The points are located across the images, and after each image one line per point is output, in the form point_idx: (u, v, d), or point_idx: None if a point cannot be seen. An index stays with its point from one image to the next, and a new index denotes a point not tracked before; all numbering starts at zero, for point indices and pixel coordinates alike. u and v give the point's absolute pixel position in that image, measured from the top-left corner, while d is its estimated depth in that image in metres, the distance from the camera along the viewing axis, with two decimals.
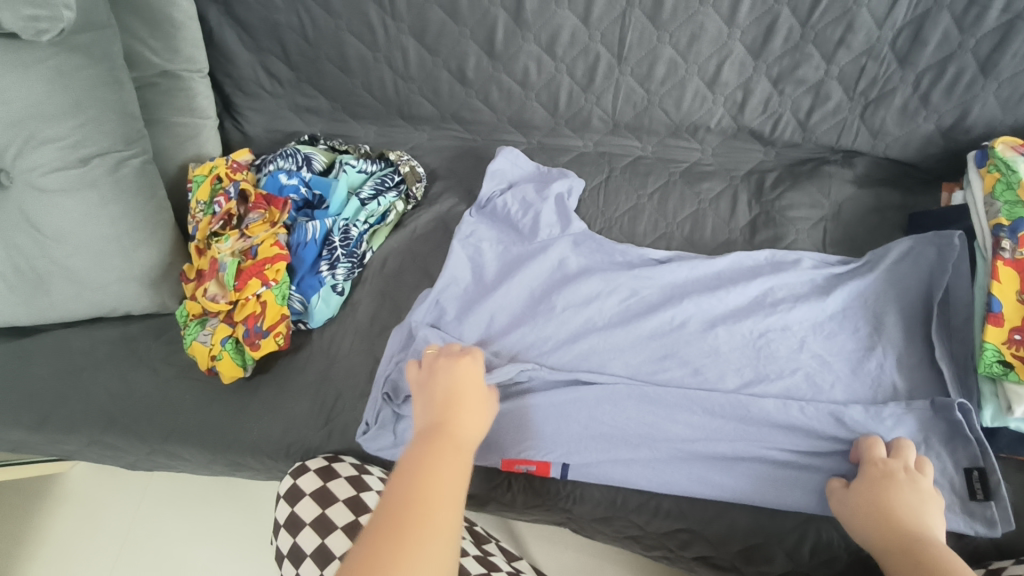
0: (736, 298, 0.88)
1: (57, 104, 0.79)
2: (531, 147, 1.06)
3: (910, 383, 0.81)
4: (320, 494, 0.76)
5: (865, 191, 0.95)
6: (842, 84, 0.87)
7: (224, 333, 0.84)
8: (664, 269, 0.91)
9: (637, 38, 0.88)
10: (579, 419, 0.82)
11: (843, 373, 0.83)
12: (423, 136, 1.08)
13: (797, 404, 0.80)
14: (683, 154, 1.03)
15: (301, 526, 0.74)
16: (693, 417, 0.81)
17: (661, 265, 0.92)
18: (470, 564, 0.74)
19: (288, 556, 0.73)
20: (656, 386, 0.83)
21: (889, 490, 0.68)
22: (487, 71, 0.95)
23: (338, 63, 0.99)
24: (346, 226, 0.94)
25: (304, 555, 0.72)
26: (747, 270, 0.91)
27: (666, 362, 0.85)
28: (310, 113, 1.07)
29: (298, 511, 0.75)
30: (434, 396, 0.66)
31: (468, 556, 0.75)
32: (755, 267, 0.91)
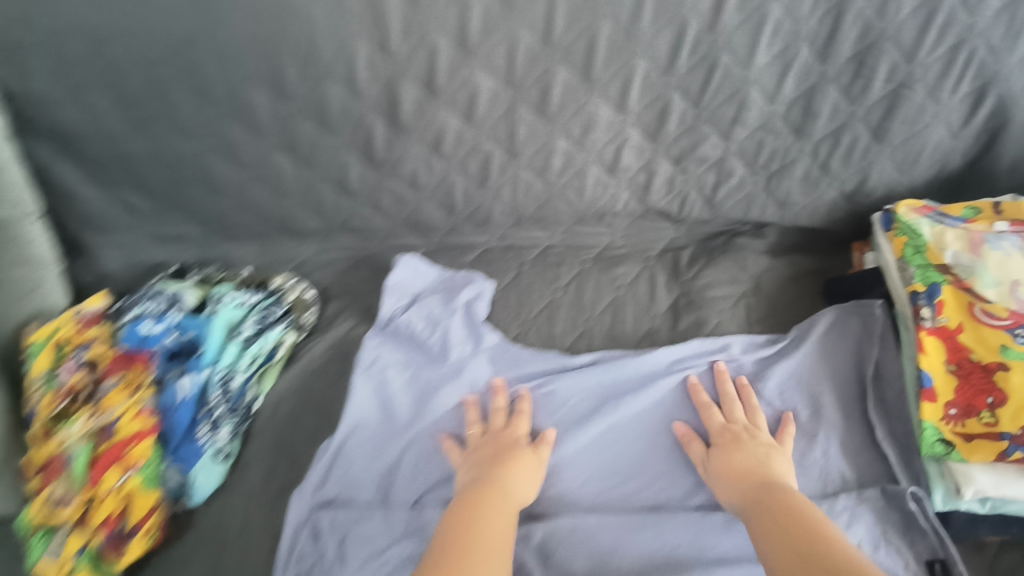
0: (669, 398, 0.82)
1: None
2: (431, 248, 0.96)
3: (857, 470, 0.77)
4: None
5: (779, 261, 0.92)
6: (744, 159, 0.83)
7: (77, 545, 0.68)
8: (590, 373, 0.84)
9: (528, 133, 0.80)
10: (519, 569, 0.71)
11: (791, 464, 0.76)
12: (309, 251, 0.95)
13: None
14: (592, 239, 0.97)
15: None
16: (646, 543, 0.72)
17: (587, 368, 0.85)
18: None
19: None
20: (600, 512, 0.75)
21: (732, 452, 0.73)
22: (373, 180, 0.85)
23: (206, 186, 0.85)
24: (227, 374, 0.81)
25: None
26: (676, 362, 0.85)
27: (614, 479, 0.78)
28: (178, 241, 0.92)
29: None
30: (485, 454, 0.74)
31: None
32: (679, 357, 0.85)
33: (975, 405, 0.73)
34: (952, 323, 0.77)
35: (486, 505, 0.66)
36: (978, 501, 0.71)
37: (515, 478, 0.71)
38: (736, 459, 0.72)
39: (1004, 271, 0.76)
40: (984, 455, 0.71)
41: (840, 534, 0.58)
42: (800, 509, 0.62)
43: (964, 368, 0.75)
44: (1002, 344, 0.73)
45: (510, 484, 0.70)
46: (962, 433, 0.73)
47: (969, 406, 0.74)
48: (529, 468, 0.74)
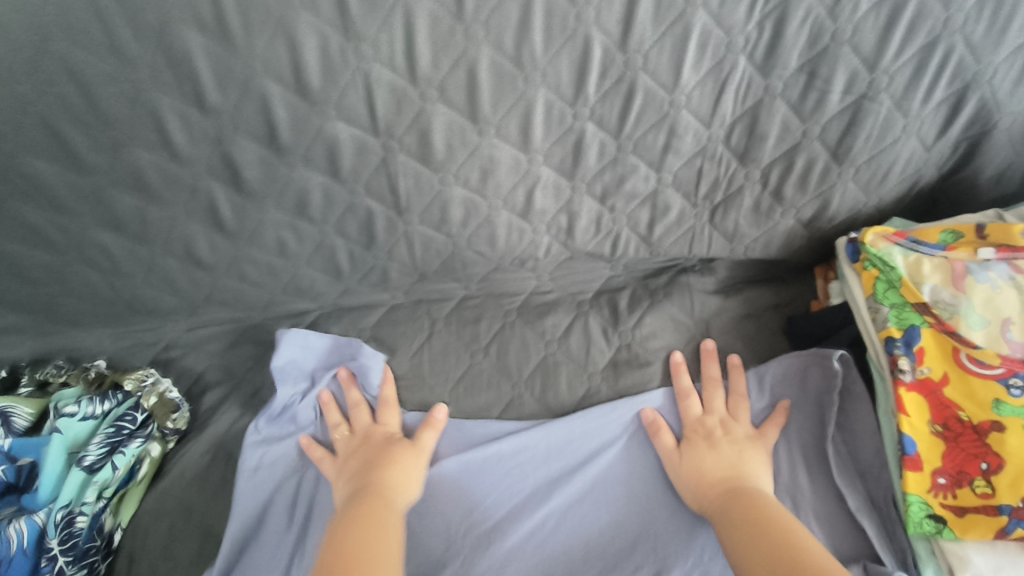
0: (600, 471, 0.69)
1: None
2: (326, 311, 0.81)
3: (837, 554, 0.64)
4: None
5: (733, 299, 0.79)
6: (681, 190, 0.70)
7: None
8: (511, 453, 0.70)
9: (413, 184, 0.65)
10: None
11: None
12: (178, 328, 0.80)
13: None
14: (517, 284, 0.82)
15: None
16: None
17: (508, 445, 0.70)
18: None
19: None
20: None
21: (698, 450, 0.67)
22: (228, 252, 0.70)
23: (13, 274, 0.70)
24: (68, 514, 0.65)
25: None
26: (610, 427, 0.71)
27: None
28: (4, 334, 0.76)
29: None
30: (355, 466, 0.67)
31: None
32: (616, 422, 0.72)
33: (967, 473, 0.61)
34: (934, 373, 0.64)
35: (367, 514, 0.59)
36: None
37: (395, 477, 0.65)
38: (708, 457, 0.65)
39: (991, 309, 0.63)
40: (980, 533, 0.59)
41: (818, 544, 0.52)
42: (773, 517, 0.56)
43: (952, 429, 0.62)
44: (994, 397, 0.61)
45: (388, 488, 0.64)
46: (953, 507, 0.60)
47: (960, 474, 0.61)
48: (409, 461, 0.68)
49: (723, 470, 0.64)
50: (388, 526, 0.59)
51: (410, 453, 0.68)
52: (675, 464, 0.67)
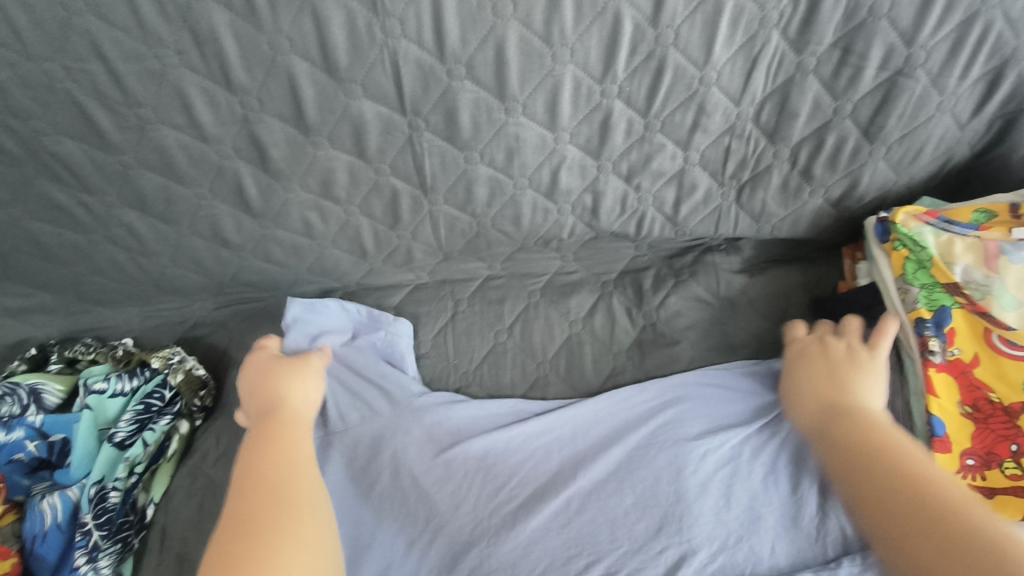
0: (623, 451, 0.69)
1: None
2: (350, 292, 0.82)
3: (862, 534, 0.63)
4: None
5: (759, 278, 0.78)
6: (708, 169, 0.69)
7: None
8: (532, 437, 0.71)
9: (439, 163, 0.65)
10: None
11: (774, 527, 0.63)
12: (205, 307, 0.81)
13: None
14: (541, 264, 0.82)
15: None
16: None
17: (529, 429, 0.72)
18: None
19: None
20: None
21: (825, 369, 0.64)
22: (254, 231, 0.70)
23: (41, 253, 0.71)
24: (100, 489, 0.66)
25: None
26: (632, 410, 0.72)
27: (577, 562, 0.62)
28: (32, 313, 0.78)
29: None
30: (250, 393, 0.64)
31: None
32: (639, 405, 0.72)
33: (996, 454, 0.61)
34: (964, 355, 0.64)
35: (263, 432, 0.57)
36: None
37: (290, 387, 0.64)
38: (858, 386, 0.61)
39: None
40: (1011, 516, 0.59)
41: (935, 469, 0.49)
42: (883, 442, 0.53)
43: (981, 410, 0.62)
44: None
45: (284, 399, 0.62)
46: (983, 488, 0.60)
47: (989, 455, 0.61)
48: (298, 367, 0.66)
49: (839, 392, 0.61)
50: (298, 439, 0.56)
51: (297, 368, 0.66)
52: (800, 376, 0.66)
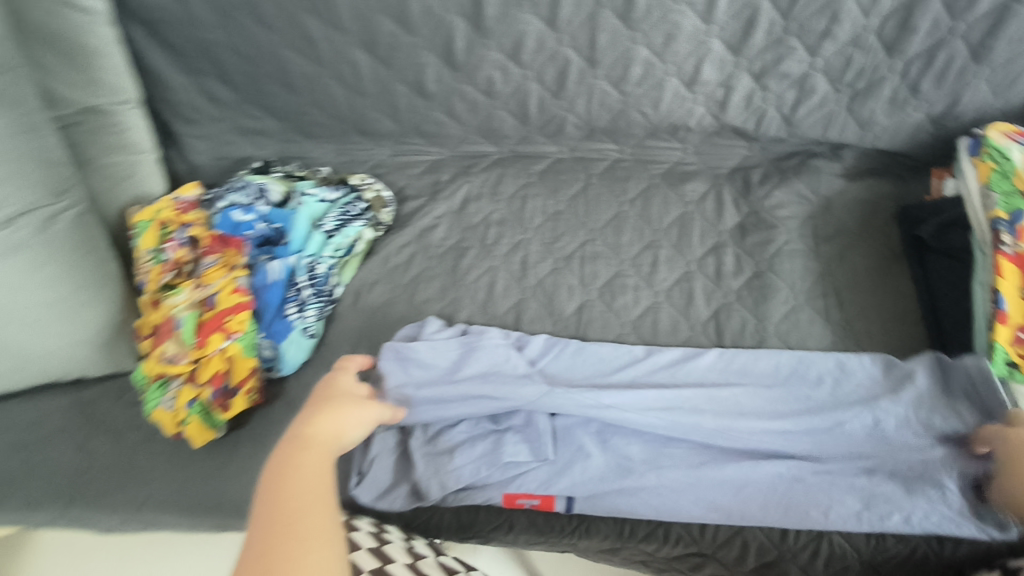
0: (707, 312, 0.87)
1: None
2: (502, 156, 1.00)
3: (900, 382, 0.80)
4: None
5: (856, 183, 0.91)
6: (828, 76, 0.83)
7: (188, 395, 0.77)
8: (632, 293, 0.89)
9: (609, 40, 0.82)
10: (572, 439, 0.79)
11: (830, 373, 0.80)
12: (385, 152, 1.00)
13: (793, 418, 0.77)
14: (663, 154, 0.97)
15: None
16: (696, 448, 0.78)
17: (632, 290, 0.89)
18: (430, 567, 0.69)
19: None
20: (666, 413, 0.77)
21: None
22: (449, 83, 0.89)
23: (283, 82, 0.90)
24: (312, 263, 0.88)
25: None
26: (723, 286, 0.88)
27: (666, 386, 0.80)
28: (258, 135, 0.98)
29: None
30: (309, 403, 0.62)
31: (429, 560, 0.70)
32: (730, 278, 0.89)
33: None
34: None
35: (281, 452, 0.51)
36: None
37: (314, 428, 0.55)
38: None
39: None
40: None
41: None
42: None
43: None
44: None
45: (309, 427, 0.55)
46: None
47: None
48: (341, 411, 0.59)
49: None
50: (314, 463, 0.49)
51: (351, 404, 0.60)
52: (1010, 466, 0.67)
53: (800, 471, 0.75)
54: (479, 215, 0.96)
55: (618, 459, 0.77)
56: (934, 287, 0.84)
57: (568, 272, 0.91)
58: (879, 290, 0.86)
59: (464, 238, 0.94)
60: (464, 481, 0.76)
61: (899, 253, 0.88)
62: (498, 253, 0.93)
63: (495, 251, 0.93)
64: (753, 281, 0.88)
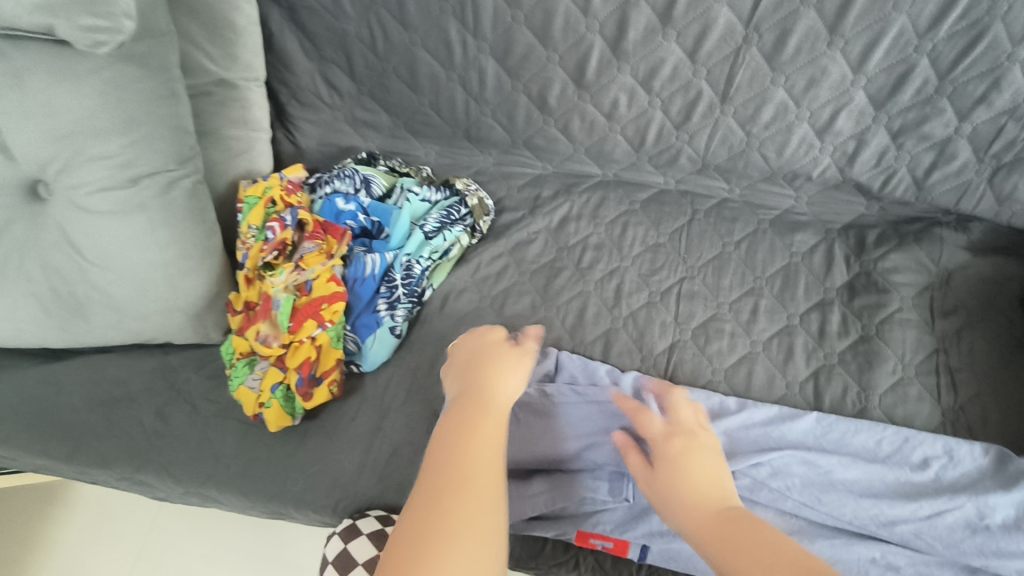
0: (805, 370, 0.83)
1: (109, 119, 0.69)
2: (606, 180, 0.98)
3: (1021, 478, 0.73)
4: (378, 536, 0.71)
5: (981, 259, 0.86)
6: (973, 144, 0.79)
7: (275, 378, 0.76)
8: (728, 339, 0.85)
9: (747, 77, 0.79)
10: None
11: (935, 457, 0.74)
12: (488, 160, 0.99)
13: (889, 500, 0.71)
14: (775, 200, 0.94)
15: (353, 566, 0.69)
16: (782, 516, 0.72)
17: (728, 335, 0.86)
18: None
19: (335, 563, 0.70)
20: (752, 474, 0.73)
21: None
22: (572, 100, 0.87)
23: (406, 78, 0.90)
24: (408, 262, 0.86)
25: (355, 563, 0.69)
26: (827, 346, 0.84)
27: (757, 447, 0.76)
28: (368, 127, 0.98)
29: (351, 549, 0.70)
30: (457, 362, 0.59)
31: None
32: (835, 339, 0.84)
33: None
34: None
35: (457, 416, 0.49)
36: None
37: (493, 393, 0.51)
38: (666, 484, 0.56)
39: None
40: None
41: None
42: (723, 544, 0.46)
43: None
44: None
45: (489, 388, 0.52)
46: None
47: None
48: (511, 362, 0.55)
49: None
50: (483, 428, 0.47)
51: (506, 355, 0.56)
52: None
53: (898, 558, 0.68)
54: (577, 237, 0.94)
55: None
56: None
57: (662, 307, 0.88)
58: (995, 376, 0.81)
59: (559, 257, 0.92)
60: (536, 507, 0.74)
61: (1022, 340, 0.83)
62: (592, 278, 0.90)
63: (589, 276, 0.91)
64: (859, 346, 0.83)
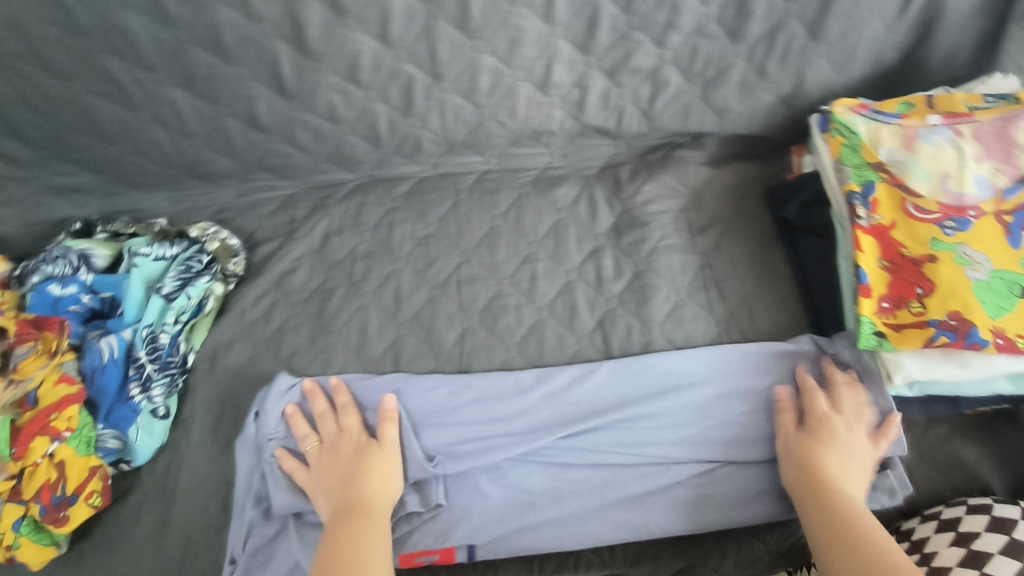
0: (590, 319, 0.84)
1: None
2: (362, 182, 0.92)
3: None
4: None
5: (721, 169, 0.91)
6: (679, 68, 0.81)
7: (14, 515, 0.66)
8: (514, 311, 0.84)
9: (450, 51, 0.76)
10: (468, 484, 0.73)
11: (728, 366, 0.79)
12: (229, 194, 0.90)
13: (684, 427, 0.75)
14: (530, 160, 0.93)
15: None
16: (594, 471, 0.74)
17: (513, 307, 0.85)
18: None
19: None
20: (557, 442, 0.74)
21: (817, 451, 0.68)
22: (285, 112, 0.80)
23: (91, 131, 0.79)
24: (153, 333, 0.77)
25: None
26: (608, 291, 0.85)
27: (561, 414, 0.76)
28: (74, 193, 0.85)
29: None
30: (330, 479, 0.68)
31: None
32: (611, 281, 0.86)
33: (905, 297, 0.75)
34: (885, 221, 0.77)
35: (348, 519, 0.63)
36: (907, 386, 0.74)
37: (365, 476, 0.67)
38: (829, 461, 0.67)
39: (934, 165, 0.76)
40: (913, 343, 0.72)
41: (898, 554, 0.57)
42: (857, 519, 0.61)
43: (897, 264, 0.76)
44: (930, 236, 0.74)
45: (365, 494, 0.66)
46: (894, 323, 0.74)
47: (900, 298, 0.75)
48: (381, 468, 0.68)
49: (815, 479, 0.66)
50: (365, 532, 0.61)
51: (374, 460, 0.69)
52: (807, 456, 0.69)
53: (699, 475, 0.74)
54: (344, 250, 0.88)
55: (518, 494, 0.73)
56: (808, 269, 0.85)
57: (445, 299, 0.85)
58: (756, 276, 0.86)
59: (329, 278, 0.86)
60: None
61: (770, 235, 0.88)
62: (368, 290, 0.86)
63: (364, 288, 0.86)
64: (635, 283, 0.85)
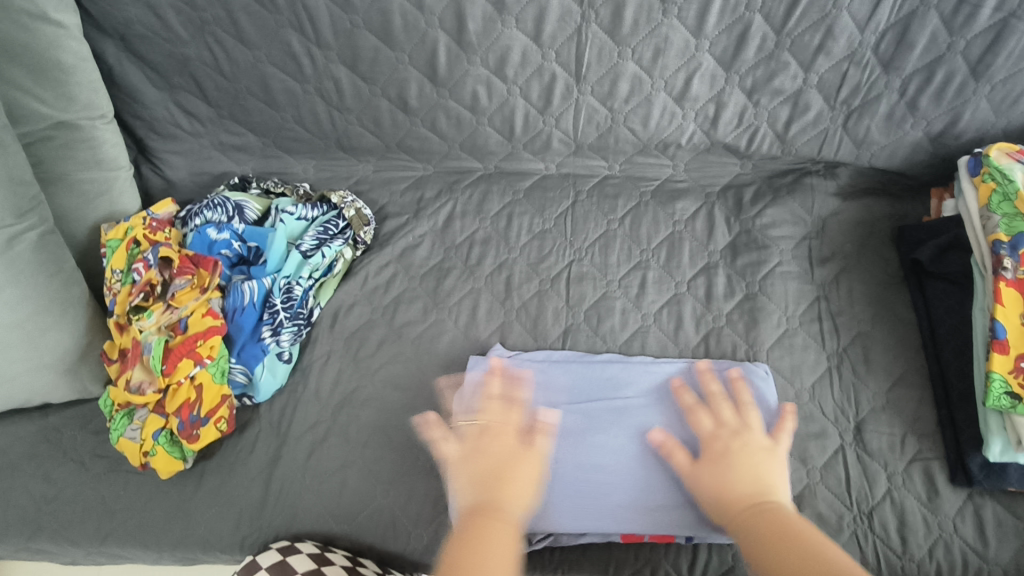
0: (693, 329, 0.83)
1: None
2: (488, 173, 0.96)
3: (892, 420, 0.77)
4: (278, 567, 0.69)
5: (850, 203, 0.88)
6: (823, 93, 0.80)
7: (156, 425, 0.74)
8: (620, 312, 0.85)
9: (596, 55, 0.79)
10: (633, 452, 0.68)
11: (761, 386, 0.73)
12: (367, 168, 0.97)
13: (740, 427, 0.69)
14: (654, 170, 0.94)
15: None
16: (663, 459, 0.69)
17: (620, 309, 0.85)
18: None
19: None
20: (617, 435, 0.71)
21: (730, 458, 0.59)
22: (432, 98, 0.86)
23: (263, 97, 0.88)
24: (289, 284, 0.84)
25: None
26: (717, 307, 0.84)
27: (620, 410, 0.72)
28: (238, 151, 0.95)
29: None
30: (479, 467, 0.58)
31: None
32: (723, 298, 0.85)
33: None
34: None
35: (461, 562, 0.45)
36: None
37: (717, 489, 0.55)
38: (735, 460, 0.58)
39: None
40: None
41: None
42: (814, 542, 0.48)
43: None
44: None
45: (498, 489, 0.55)
46: None
47: None
48: (526, 462, 0.59)
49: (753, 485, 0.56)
50: (497, 536, 0.50)
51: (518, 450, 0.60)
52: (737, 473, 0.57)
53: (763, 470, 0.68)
54: (463, 234, 0.92)
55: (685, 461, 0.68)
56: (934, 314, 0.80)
57: (554, 293, 0.87)
58: (877, 315, 0.83)
59: (447, 258, 0.91)
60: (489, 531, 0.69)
61: (897, 276, 0.85)
62: (481, 275, 0.89)
63: (478, 272, 0.89)
64: (745, 305, 0.84)
